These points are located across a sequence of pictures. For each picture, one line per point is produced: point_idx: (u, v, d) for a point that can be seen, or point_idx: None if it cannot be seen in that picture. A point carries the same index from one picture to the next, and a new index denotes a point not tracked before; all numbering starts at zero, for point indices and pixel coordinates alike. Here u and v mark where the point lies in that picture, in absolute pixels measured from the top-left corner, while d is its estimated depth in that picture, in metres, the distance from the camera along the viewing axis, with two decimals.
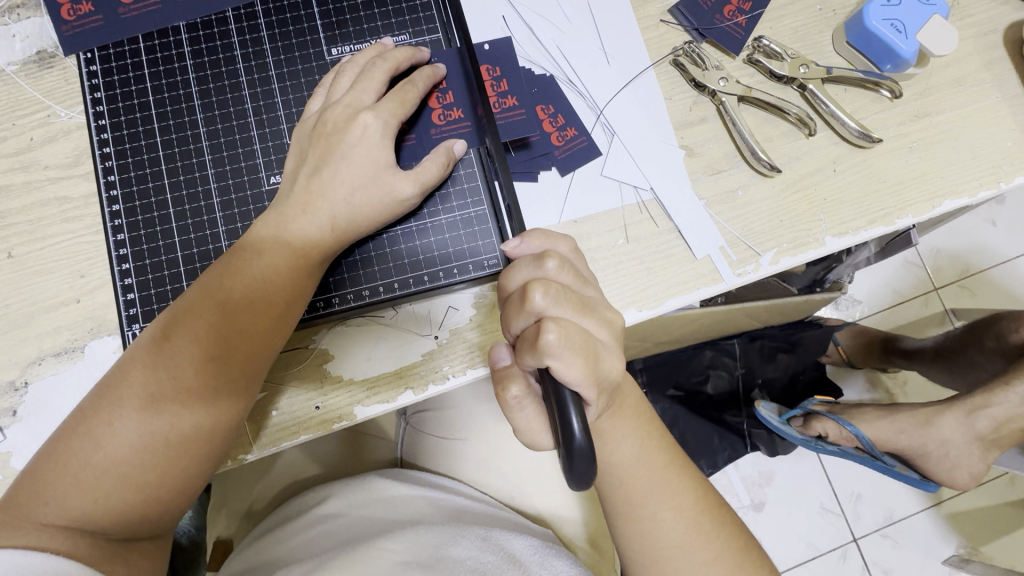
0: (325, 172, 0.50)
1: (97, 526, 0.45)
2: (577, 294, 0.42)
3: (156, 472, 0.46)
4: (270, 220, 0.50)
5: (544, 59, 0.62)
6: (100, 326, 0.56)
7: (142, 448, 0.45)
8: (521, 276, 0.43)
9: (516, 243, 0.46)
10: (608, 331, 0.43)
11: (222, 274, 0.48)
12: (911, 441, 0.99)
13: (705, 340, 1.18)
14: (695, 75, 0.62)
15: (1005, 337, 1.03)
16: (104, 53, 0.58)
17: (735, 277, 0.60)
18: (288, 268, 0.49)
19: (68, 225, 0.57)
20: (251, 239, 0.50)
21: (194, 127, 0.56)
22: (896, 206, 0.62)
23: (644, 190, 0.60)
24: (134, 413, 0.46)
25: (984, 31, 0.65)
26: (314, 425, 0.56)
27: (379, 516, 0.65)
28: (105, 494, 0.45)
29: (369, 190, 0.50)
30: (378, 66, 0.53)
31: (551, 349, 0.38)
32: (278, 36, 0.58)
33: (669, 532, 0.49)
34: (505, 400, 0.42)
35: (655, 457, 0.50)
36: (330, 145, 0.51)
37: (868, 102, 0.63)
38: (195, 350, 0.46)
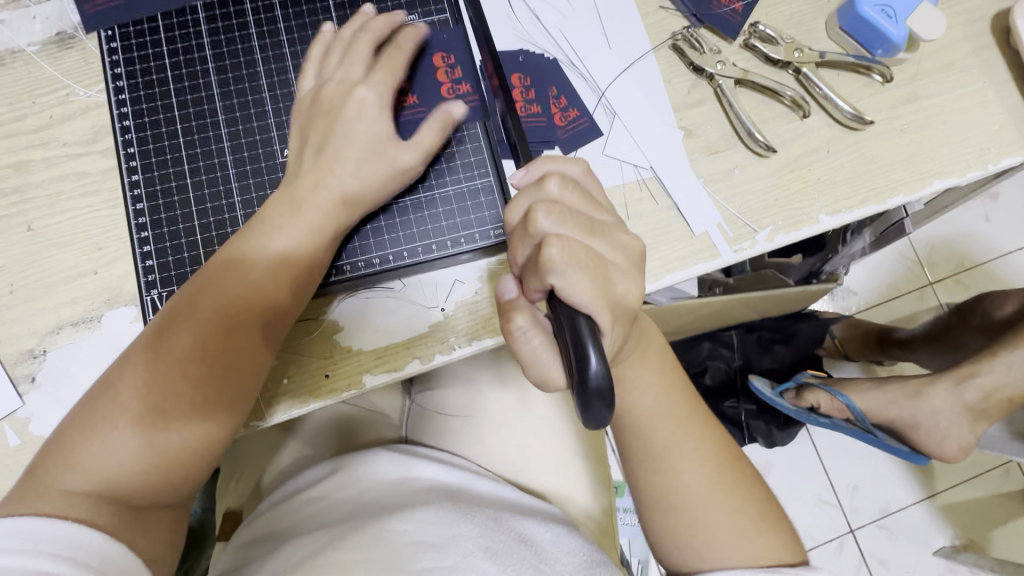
0: (330, 149, 0.52)
1: (123, 492, 0.46)
2: (584, 216, 0.42)
3: (180, 438, 0.47)
4: (286, 190, 0.52)
5: (547, 41, 0.64)
6: (117, 297, 0.57)
7: (165, 413, 0.47)
8: (526, 203, 0.43)
9: (522, 173, 0.46)
10: (620, 253, 0.43)
11: (240, 247, 0.51)
12: (902, 411, 1.01)
13: (702, 331, 1.20)
14: (693, 59, 0.64)
15: (988, 315, 1.07)
16: (124, 31, 0.60)
17: (732, 253, 0.62)
18: (293, 258, 0.51)
19: (87, 200, 0.59)
20: (268, 213, 0.52)
21: (210, 103, 0.58)
22: (887, 186, 0.64)
23: (644, 169, 0.62)
24: (156, 380, 0.47)
25: (972, 18, 0.68)
26: (324, 392, 0.57)
27: (380, 489, 0.66)
28: (129, 459, 0.46)
29: (383, 163, 0.53)
30: (364, 40, 0.55)
31: (555, 266, 0.39)
32: (292, 15, 0.60)
33: (691, 485, 0.51)
34: (509, 331, 0.42)
35: (679, 409, 0.53)
36: (330, 123, 0.53)
37: (860, 87, 0.66)
38: (200, 342, 0.48)
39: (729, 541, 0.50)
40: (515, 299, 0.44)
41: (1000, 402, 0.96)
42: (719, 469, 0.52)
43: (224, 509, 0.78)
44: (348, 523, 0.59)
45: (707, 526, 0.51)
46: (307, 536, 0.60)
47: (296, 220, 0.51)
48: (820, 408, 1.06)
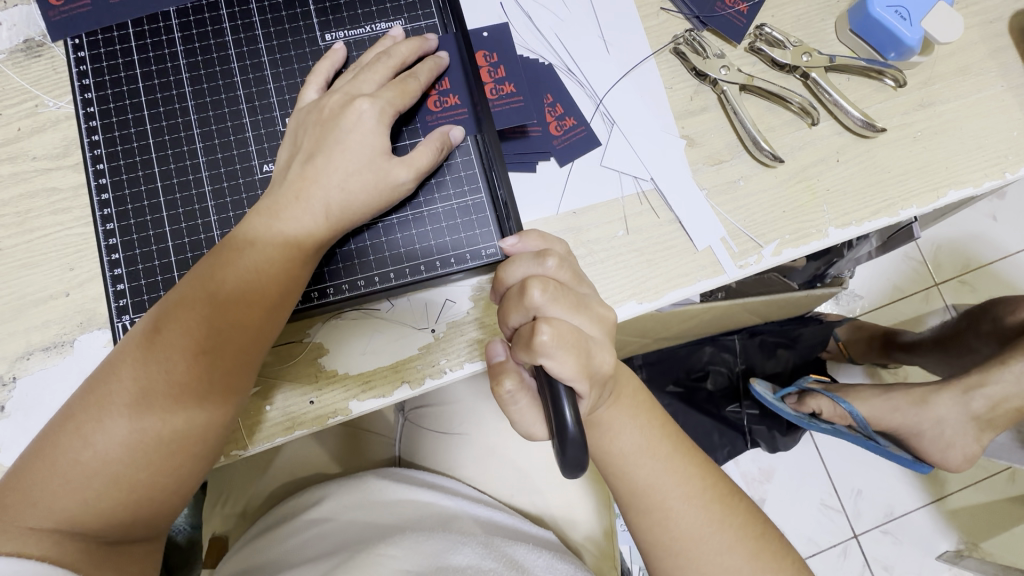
0: (319, 159, 0.49)
1: (88, 529, 0.43)
2: (574, 292, 0.41)
3: (148, 471, 0.45)
4: (264, 207, 0.49)
5: (542, 46, 0.61)
6: (90, 320, 0.55)
7: (133, 446, 0.44)
8: (521, 271, 0.42)
9: (515, 242, 0.46)
10: (602, 327, 0.41)
11: (214, 265, 0.47)
12: (906, 419, 0.98)
13: (704, 337, 1.17)
14: (696, 64, 0.61)
15: (999, 320, 1.03)
16: (92, 39, 0.56)
17: (737, 269, 0.59)
18: (269, 276, 0.48)
19: (57, 217, 0.56)
20: (242, 231, 0.48)
21: (184, 115, 0.55)
22: (899, 197, 0.61)
23: (644, 180, 0.59)
24: (122, 412, 0.44)
25: (989, 19, 0.64)
26: (309, 419, 0.55)
27: (375, 514, 0.64)
28: (95, 495, 0.43)
29: (360, 180, 0.49)
30: (382, 62, 0.52)
31: (545, 349, 0.37)
32: (271, 22, 0.56)
33: (677, 523, 0.48)
34: (499, 394, 0.41)
35: (655, 446, 0.50)
36: (324, 132, 0.50)
37: (871, 92, 0.62)
38: (170, 371, 0.45)
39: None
40: (505, 361, 0.42)
41: (1010, 411, 0.94)
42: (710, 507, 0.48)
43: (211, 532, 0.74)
44: (344, 551, 0.57)
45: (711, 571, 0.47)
46: (297, 569, 0.57)
47: (271, 234, 0.48)
48: (821, 414, 1.03)
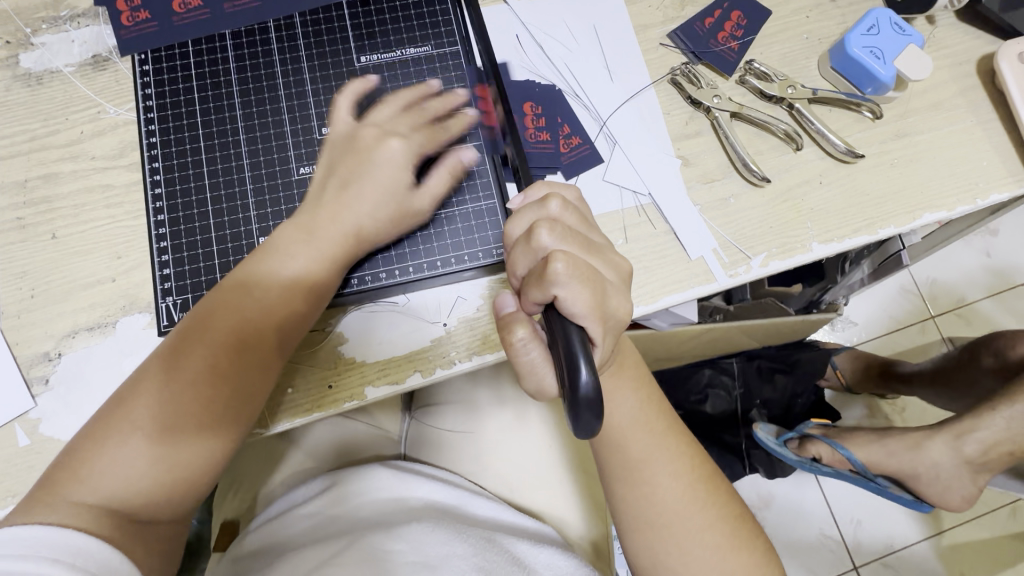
0: (354, 187, 0.55)
1: (127, 505, 0.46)
2: (581, 234, 0.44)
3: (186, 452, 0.48)
4: (302, 221, 0.55)
5: (552, 73, 0.68)
6: (132, 304, 0.60)
7: (174, 427, 0.48)
8: (527, 219, 0.45)
9: (521, 198, 0.49)
10: (615, 273, 0.44)
11: (259, 268, 0.53)
12: (902, 463, 1.03)
13: (703, 359, 1.21)
14: (691, 93, 0.68)
15: (1003, 354, 1.04)
16: (155, 55, 0.64)
17: (727, 278, 0.63)
18: (295, 300, 0.53)
19: (110, 211, 0.62)
20: (284, 238, 0.54)
21: (232, 123, 0.61)
22: (878, 217, 0.66)
23: (642, 195, 0.65)
24: (165, 396, 0.48)
25: (959, 61, 0.71)
26: (326, 403, 0.59)
27: (369, 509, 0.67)
28: (137, 473, 0.47)
29: (386, 207, 0.56)
30: (394, 102, 0.60)
31: (558, 278, 0.39)
32: (313, 44, 0.64)
33: (665, 497, 0.51)
34: (510, 341, 0.42)
35: (654, 423, 0.53)
36: (358, 163, 0.56)
37: (851, 122, 0.68)
38: (212, 360, 0.49)
39: (710, 556, 0.51)
40: (514, 314, 0.44)
41: (1001, 456, 0.95)
42: (697, 483, 0.52)
43: (223, 518, 0.77)
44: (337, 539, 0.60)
45: (692, 543, 0.51)
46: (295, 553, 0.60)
47: (302, 254, 0.53)
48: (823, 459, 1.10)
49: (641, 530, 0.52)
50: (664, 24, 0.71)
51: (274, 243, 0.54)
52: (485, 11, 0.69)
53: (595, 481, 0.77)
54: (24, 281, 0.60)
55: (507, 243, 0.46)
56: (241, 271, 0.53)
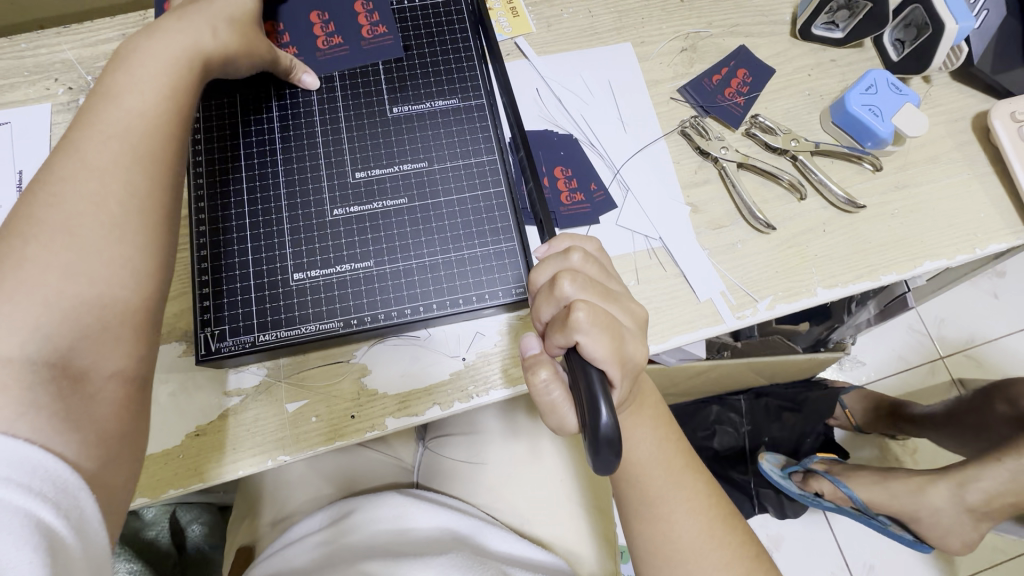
0: (180, 29, 0.52)
1: (56, 357, 0.40)
2: (602, 284, 0.47)
3: (103, 264, 0.42)
4: (111, 64, 0.49)
5: (570, 125, 0.73)
6: (170, 332, 0.63)
7: (81, 254, 0.42)
8: (551, 269, 0.48)
9: (546, 247, 0.52)
10: (631, 319, 0.47)
11: (85, 113, 0.47)
12: (904, 505, 1.03)
13: (709, 395, 1.22)
14: (700, 144, 0.72)
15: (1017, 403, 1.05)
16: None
17: (735, 320, 0.66)
18: (163, 131, 0.48)
19: None
20: (99, 84, 0.48)
21: (271, 162, 0.65)
22: (880, 264, 0.69)
23: (654, 239, 0.68)
24: (60, 230, 0.42)
25: (954, 118, 0.75)
26: (349, 432, 0.61)
27: (385, 537, 0.68)
28: (56, 318, 0.40)
29: (200, 31, 0.53)
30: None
31: (580, 326, 0.42)
32: (350, 94, 0.68)
33: (682, 534, 0.53)
34: (534, 382, 0.45)
35: (671, 459, 0.55)
36: (172, 19, 0.53)
37: (852, 173, 0.72)
38: (105, 185, 0.44)
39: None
40: (538, 355, 0.47)
41: (1003, 506, 0.95)
42: (714, 523, 0.53)
43: (237, 545, 0.78)
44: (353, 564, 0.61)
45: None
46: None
47: (145, 59, 0.49)
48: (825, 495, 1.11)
49: (655, 567, 0.53)
50: (674, 80, 0.76)
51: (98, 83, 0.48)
52: (508, 66, 0.74)
53: (605, 517, 0.78)
54: None
55: (532, 289, 0.50)
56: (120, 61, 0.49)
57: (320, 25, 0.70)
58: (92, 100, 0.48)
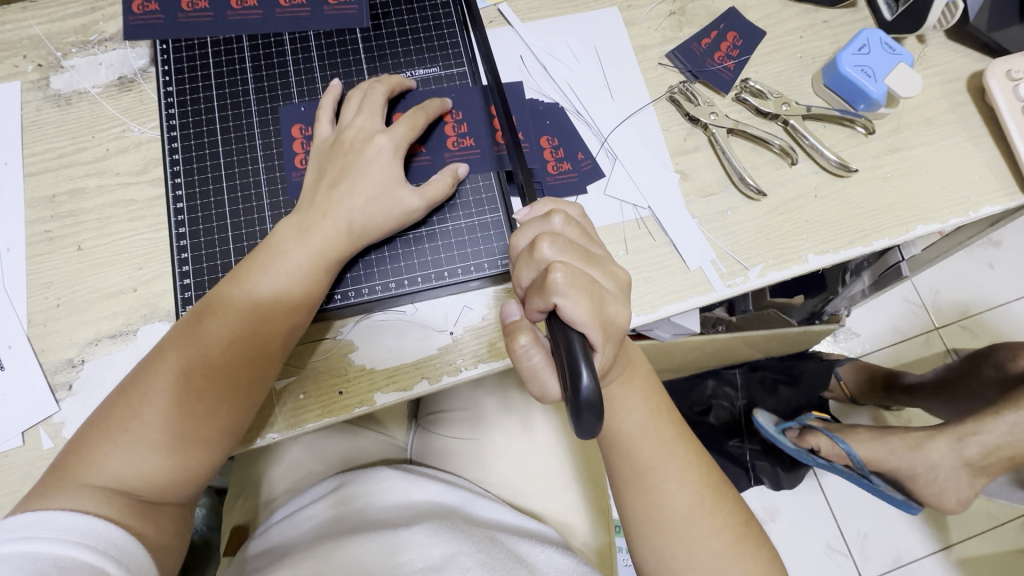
0: (343, 186, 0.59)
1: (133, 488, 0.51)
2: (583, 247, 0.46)
3: (191, 431, 0.53)
4: (295, 223, 0.59)
5: (555, 93, 0.71)
6: (153, 313, 0.62)
7: (181, 416, 0.53)
8: (531, 233, 0.48)
9: (526, 212, 0.51)
10: (613, 282, 0.46)
11: (247, 277, 0.57)
12: (902, 462, 1.05)
13: (706, 369, 1.22)
14: (689, 110, 0.70)
15: (1003, 366, 1.07)
16: (176, 45, 0.69)
17: (725, 288, 0.65)
18: (287, 317, 0.57)
19: (132, 224, 0.65)
20: (273, 245, 0.58)
21: (251, 140, 0.65)
22: (872, 229, 0.68)
23: (642, 208, 0.67)
24: (184, 387, 0.54)
25: (949, 78, 0.73)
26: (338, 409, 0.61)
27: (375, 509, 0.68)
28: (139, 461, 0.52)
29: (327, 240, 0.58)
30: (377, 90, 0.63)
31: (560, 289, 0.41)
32: (328, 66, 0.68)
33: (672, 503, 0.53)
34: (514, 348, 0.44)
35: (661, 432, 0.55)
36: (347, 162, 0.59)
37: (845, 137, 0.71)
38: (227, 356, 0.55)
39: (717, 559, 0.52)
40: (520, 321, 0.46)
41: (1001, 459, 0.99)
42: (705, 488, 0.54)
43: (231, 525, 0.78)
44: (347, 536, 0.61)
45: (698, 544, 0.52)
46: (302, 551, 0.61)
47: (271, 279, 0.56)
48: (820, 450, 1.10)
49: (647, 536, 0.53)
50: (663, 45, 0.74)
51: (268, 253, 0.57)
52: (490, 33, 0.72)
53: (599, 489, 0.79)
54: (49, 291, 0.63)
55: (513, 253, 0.49)
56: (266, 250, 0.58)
57: (452, 124, 0.66)
58: (254, 256, 0.59)
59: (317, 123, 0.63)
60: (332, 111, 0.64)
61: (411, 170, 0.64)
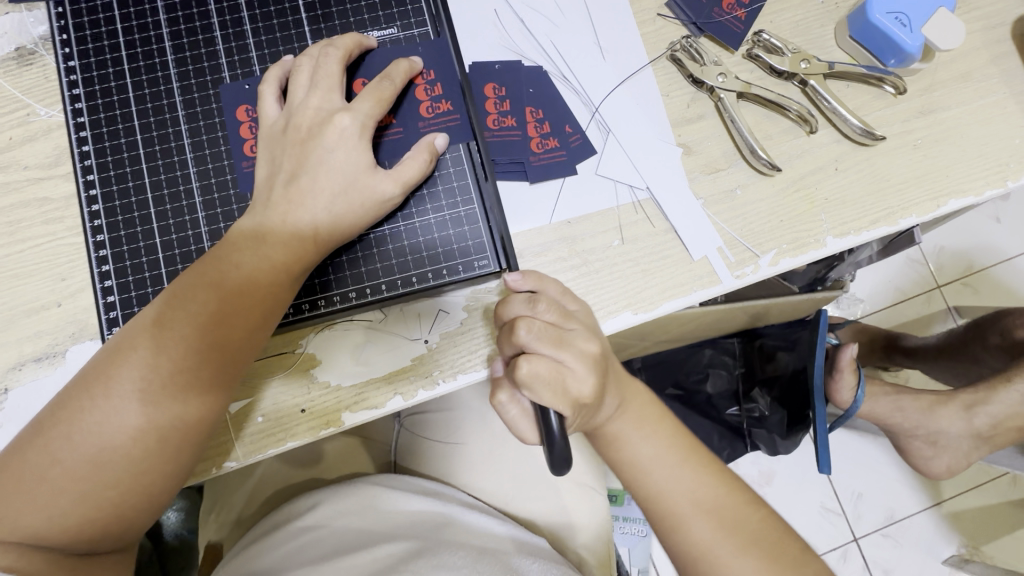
0: (302, 180, 0.50)
1: (55, 541, 0.43)
2: (558, 329, 0.44)
3: (125, 476, 0.45)
4: (246, 226, 0.49)
5: (537, 54, 0.60)
6: (82, 331, 0.54)
7: (112, 459, 0.44)
8: (510, 311, 0.45)
9: (518, 279, 0.48)
10: (586, 361, 0.44)
11: (193, 283, 0.47)
12: (907, 420, 0.96)
13: (703, 338, 1.14)
14: (693, 71, 0.60)
15: (1009, 334, 0.98)
16: (75, 8, 0.57)
17: (733, 279, 0.58)
18: (239, 330, 0.47)
19: (48, 227, 0.56)
20: (226, 249, 0.48)
21: (175, 125, 0.55)
22: (899, 206, 0.60)
23: (640, 189, 0.59)
24: (110, 420, 0.44)
25: (991, 24, 0.64)
26: (300, 431, 0.54)
27: (381, 524, 0.64)
28: (64, 510, 0.44)
29: (288, 239, 0.49)
30: (330, 56, 0.52)
31: (525, 382, 0.41)
32: (262, 29, 0.57)
33: (665, 533, 0.48)
34: (494, 408, 0.46)
35: (664, 453, 0.50)
36: (305, 152, 0.50)
37: (871, 99, 0.61)
38: (162, 383, 0.45)
39: None
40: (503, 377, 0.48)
41: (1010, 430, 0.92)
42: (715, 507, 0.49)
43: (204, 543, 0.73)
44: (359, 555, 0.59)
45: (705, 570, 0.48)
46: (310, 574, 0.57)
47: (220, 285, 0.47)
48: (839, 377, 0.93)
49: None
50: None
51: (211, 259, 0.48)
52: None
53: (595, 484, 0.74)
54: None
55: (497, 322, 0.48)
56: (211, 256, 0.49)
57: (424, 87, 0.56)
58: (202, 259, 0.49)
59: (262, 103, 0.53)
60: (278, 88, 0.54)
61: (381, 148, 0.55)
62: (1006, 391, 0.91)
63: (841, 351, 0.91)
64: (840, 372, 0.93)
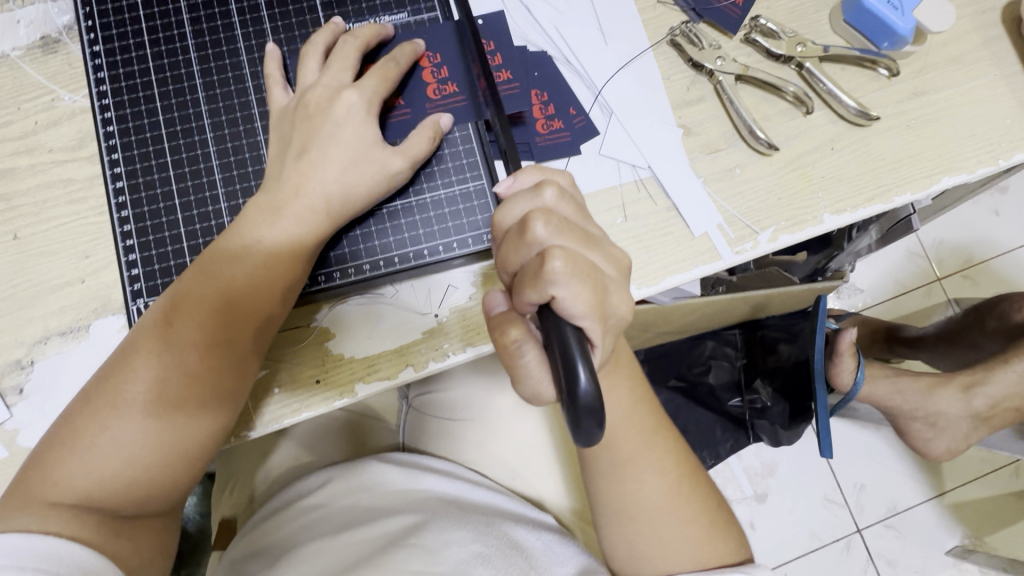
0: (313, 154, 0.52)
1: (104, 508, 0.45)
2: (580, 227, 0.40)
3: (167, 442, 0.46)
4: (264, 200, 0.52)
5: (542, 38, 0.63)
6: (105, 306, 0.56)
7: (153, 426, 0.46)
8: (519, 209, 0.41)
9: (509, 182, 0.44)
10: (613, 266, 0.41)
11: (222, 259, 0.49)
12: (906, 403, 0.97)
13: (703, 331, 1.15)
14: (692, 55, 0.62)
15: (1005, 317, 0.99)
16: None
17: (733, 255, 0.60)
18: (267, 298, 0.49)
19: (72, 207, 0.58)
20: (244, 225, 0.51)
21: (195, 107, 0.57)
22: (893, 184, 0.62)
23: (642, 168, 0.61)
24: (149, 390, 0.46)
25: (981, 9, 0.66)
26: (316, 400, 0.56)
27: (390, 499, 0.65)
28: (108, 478, 0.45)
29: (302, 214, 0.51)
30: (348, 40, 0.55)
31: (556, 278, 0.36)
32: (278, 15, 0.59)
33: (650, 494, 0.51)
34: (504, 344, 0.39)
35: (644, 420, 0.52)
36: (313, 128, 0.52)
37: (865, 81, 0.64)
38: (197, 352, 0.47)
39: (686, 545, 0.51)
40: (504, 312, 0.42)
41: (1008, 411, 0.93)
42: (684, 472, 0.52)
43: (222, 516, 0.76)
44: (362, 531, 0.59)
45: (668, 522, 0.51)
46: (324, 541, 0.60)
47: (249, 257, 0.49)
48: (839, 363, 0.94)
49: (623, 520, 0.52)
50: None
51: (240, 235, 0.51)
52: None
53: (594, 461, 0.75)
54: None
55: (498, 233, 0.43)
56: (233, 229, 0.51)
57: (430, 69, 0.58)
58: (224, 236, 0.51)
59: (271, 90, 0.56)
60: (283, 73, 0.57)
61: (389, 127, 0.57)
62: (1003, 371, 0.92)
63: (840, 334, 0.92)
64: (840, 357, 0.95)
